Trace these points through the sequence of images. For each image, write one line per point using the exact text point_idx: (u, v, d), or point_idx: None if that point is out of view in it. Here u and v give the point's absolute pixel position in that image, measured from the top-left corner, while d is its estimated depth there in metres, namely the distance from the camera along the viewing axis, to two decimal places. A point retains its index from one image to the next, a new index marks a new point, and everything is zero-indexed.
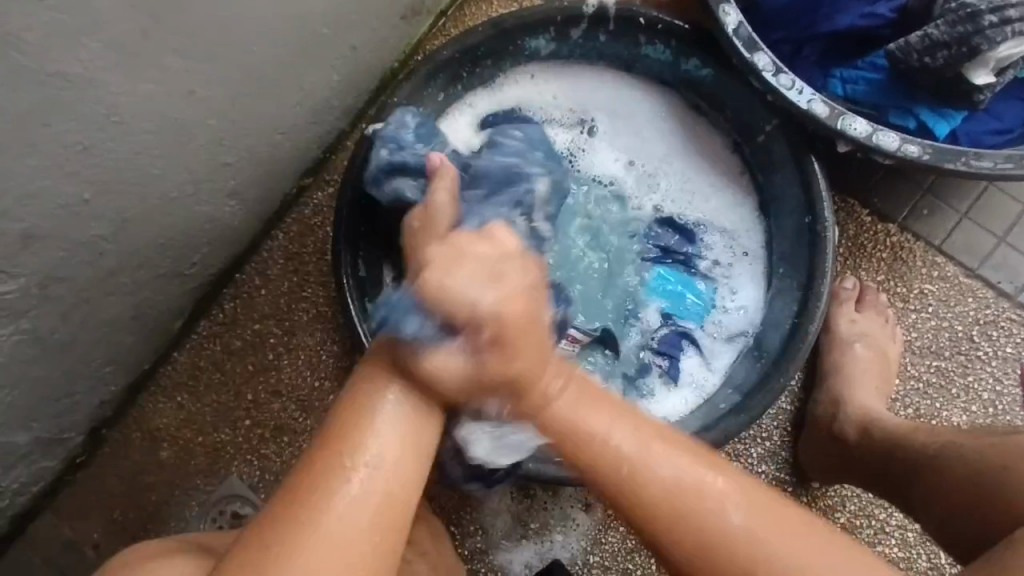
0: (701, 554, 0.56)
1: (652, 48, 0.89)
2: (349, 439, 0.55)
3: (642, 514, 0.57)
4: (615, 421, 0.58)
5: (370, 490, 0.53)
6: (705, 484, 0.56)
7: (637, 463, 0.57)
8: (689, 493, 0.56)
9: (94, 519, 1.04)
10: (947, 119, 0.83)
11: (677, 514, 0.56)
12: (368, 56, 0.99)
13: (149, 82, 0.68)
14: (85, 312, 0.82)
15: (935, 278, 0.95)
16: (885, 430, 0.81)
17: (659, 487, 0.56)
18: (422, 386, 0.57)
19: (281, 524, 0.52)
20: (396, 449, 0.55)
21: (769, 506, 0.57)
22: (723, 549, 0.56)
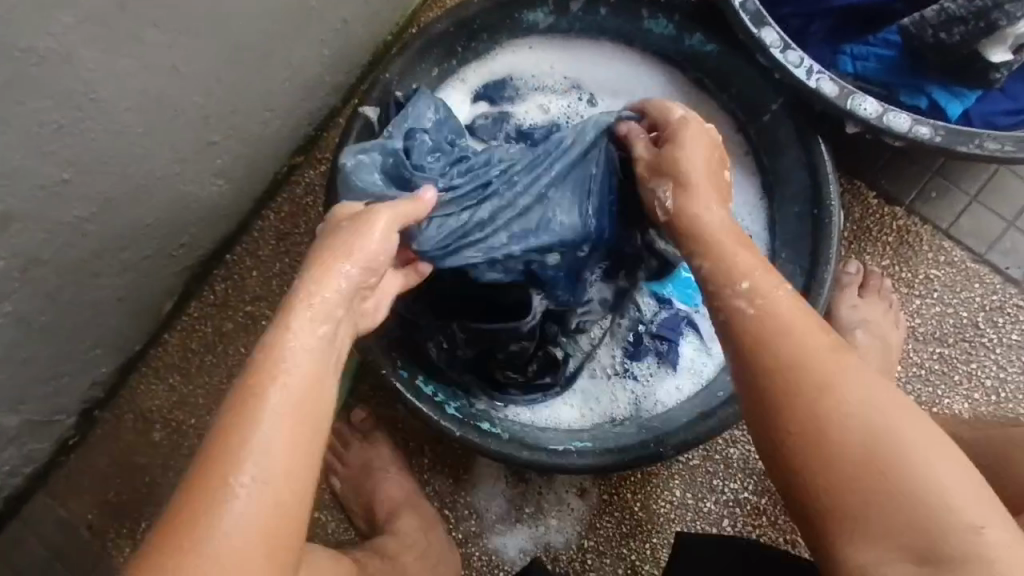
0: (815, 427, 0.51)
1: (655, 23, 0.86)
2: (226, 456, 0.48)
3: (771, 380, 0.54)
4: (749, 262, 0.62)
5: (278, 456, 0.49)
6: (836, 374, 0.53)
7: (781, 333, 0.56)
8: (833, 372, 0.53)
9: (88, 500, 1.04)
10: (959, 99, 0.80)
11: (810, 406, 0.52)
12: (360, 29, 0.95)
13: (127, 58, 0.65)
14: (70, 295, 0.80)
15: (941, 263, 0.92)
16: None
17: (820, 377, 0.53)
18: (303, 396, 0.51)
19: (166, 549, 0.47)
20: (278, 471, 0.49)
21: (897, 405, 0.51)
22: (834, 429, 0.51)
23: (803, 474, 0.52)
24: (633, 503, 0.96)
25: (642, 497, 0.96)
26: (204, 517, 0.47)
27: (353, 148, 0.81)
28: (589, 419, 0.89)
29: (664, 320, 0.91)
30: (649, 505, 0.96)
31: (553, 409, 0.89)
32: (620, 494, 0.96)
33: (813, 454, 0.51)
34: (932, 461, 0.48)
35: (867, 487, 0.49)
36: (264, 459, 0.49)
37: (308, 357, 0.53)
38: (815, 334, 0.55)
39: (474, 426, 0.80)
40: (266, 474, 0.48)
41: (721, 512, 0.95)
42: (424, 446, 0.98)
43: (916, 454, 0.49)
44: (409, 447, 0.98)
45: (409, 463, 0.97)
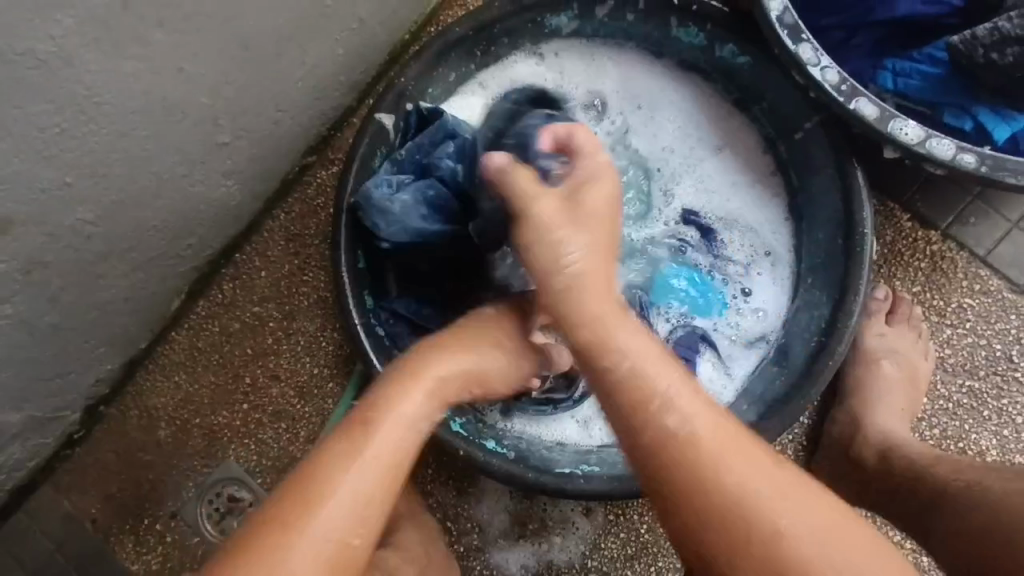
0: (743, 542, 0.52)
1: (684, 30, 0.82)
2: (313, 499, 0.55)
3: (695, 506, 0.53)
4: (662, 369, 0.57)
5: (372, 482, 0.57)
6: (744, 475, 0.53)
7: (702, 448, 0.54)
8: (753, 485, 0.53)
9: (92, 495, 1.04)
10: (1008, 122, 0.74)
11: (739, 530, 0.52)
12: (377, 28, 0.92)
13: (131, 60, 0.62)
14: (74, 296, 0.78)
15: (976, 292, 0.88)
16: (904, 459, 0.78)
17: (745, 497, 0.52)
18: (395, 455, 0.59)
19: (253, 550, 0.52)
20: (355, 523, 0.55)
21: (825, 503, 0.53)
22: (741, 516, 0.52)
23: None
24: (639, 525, 0.94)
25: (649, 519, 0.94)
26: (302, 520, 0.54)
27: (366, 152, 0.78)
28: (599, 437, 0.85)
29: (681, 337, 0.84)
30: (656, 527, 0.94)
31: (562, 426, 0.86)
32: (626, 515, 0.94)
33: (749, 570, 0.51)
34: (864, 559, 0.51)
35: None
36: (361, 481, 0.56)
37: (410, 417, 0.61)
38: (735, 439, 0.55)
39: (478, 445, 0.78)
40: (358, 494, 0.56)
41: None
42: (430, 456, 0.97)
43: (848, 555, 0.51)
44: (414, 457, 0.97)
45: (415, 473, 0.96)
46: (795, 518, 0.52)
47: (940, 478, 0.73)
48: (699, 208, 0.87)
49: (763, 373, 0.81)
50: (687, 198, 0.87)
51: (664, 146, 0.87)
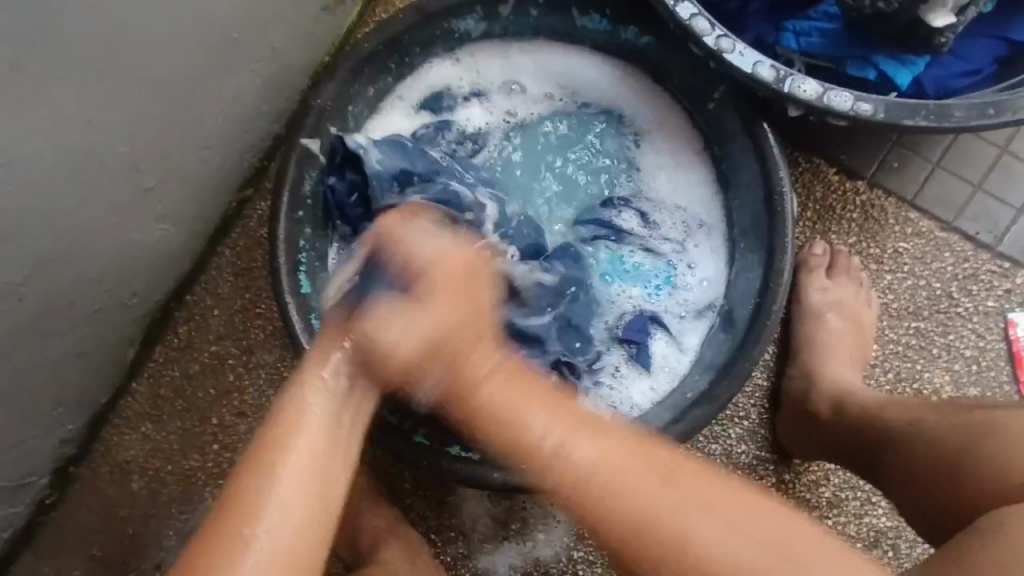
0: (657, 537, 0.53)
1: (589, 18, 0.84)
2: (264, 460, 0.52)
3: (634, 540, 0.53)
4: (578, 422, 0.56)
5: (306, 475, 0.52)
6: (662, 493, 0.53)
7: (637, 498, 0.53)
8: (670, 495, 0.53)
9: (72, 557, 1.03)
10: (909, 67, 0.77)
11: (652, 528, 0.53)
12: (293, 55, 0.93)
13: (33, 117, 0.63)
14: (18, 359, 0.78)
15: (909, 235, 0.89)
16: (858, 406, 0.78)
17: (667, 503, 0.53)
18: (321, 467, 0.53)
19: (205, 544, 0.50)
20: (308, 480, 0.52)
21: (739, 499, 0.54)
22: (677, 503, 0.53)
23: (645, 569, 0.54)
24: None
25: None
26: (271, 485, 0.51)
27: (294, 177, 0.80)
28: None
29: (627, 321, 0.86)
30: None
31: None
32: None
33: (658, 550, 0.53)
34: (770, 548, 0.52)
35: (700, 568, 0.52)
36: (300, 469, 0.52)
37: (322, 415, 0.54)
38: (667, 463, 0.54)
39: (445, 452, 0.80)
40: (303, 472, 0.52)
41: None
42: (404, 471, 0.97)
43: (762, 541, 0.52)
44: (389, 473, 0.97)
45: (390, 490, 0.96)
46: (696, 522, 0.52)
47: (889, 419, 0.74)
48: (632, 192, 0.88)
49: (711, 340, 0.82)
50: (621, 183, 0.88)
51: (589, 135, 0.89)
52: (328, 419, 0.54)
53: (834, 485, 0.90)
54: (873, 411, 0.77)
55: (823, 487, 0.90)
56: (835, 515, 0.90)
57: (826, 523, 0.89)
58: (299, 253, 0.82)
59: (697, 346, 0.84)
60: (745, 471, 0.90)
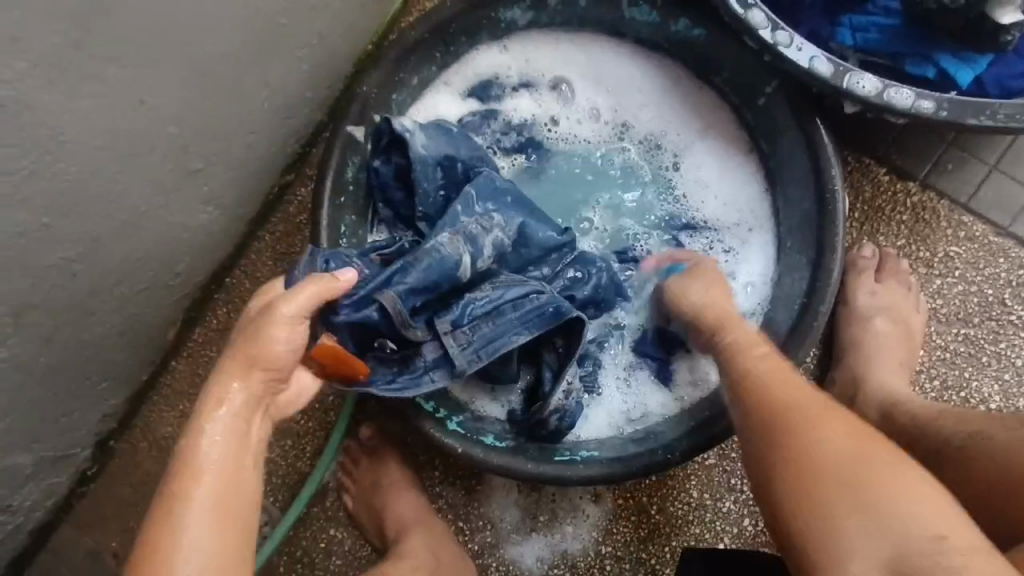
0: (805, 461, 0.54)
1: (637, 10, 0.82)
2: (173, 499, 0.52)
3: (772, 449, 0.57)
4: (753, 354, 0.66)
5: (224, 502, 0.53)
6: (815, 426, 0.56)
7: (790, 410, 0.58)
8: (822, 416, 0.57)
9: (110, 528, 1.06)
10: (971, 65, 0.74)
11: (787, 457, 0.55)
12: (337, 42, 0.93)
13: (90, 97, 0.64)
14: (66, 335, 0.80)
15: (962, 239, 0.87)
16: (908, 412, 0.74)
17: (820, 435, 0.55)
18: (223, 509, 0.52)
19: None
20: (225, 508, 0.52)
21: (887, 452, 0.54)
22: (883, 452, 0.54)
23: (779, 496, 0.55)
24: (649, 507, 0.94)
25: (658, 499, 0.94)
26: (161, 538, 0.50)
27: (338, 163, 0.80)
28: (623, 400, 0.85)
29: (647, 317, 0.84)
30: (665, 507, 0.94)
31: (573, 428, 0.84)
32: (635, 498, 0.94)
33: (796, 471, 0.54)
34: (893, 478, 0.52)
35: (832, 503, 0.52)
36: (176, 514, 0.51)
37: (219, 452, 0.54)
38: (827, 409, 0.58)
39: (477, 440, 0.79)
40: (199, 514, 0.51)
41: (741, 511, 0.93)
42: (435, 458, 0.97)
43: (888, 478, 0.52)
44: (419, 460, 0.98)
45: (420, 477, 0.97)
46: (834, 460, 0.53)
47: (944, 430, 0.69)
48: (685, 200, 0.87)
49: None
50: (663, 179, 0.87)
51: (634, 129, 0.88)
52: (226, 460, 0.54)
53: None
54: (923, 420, 0.72)
55: None
56: None
57: None
58: (340, 237, 0.82)
59: None
60: None
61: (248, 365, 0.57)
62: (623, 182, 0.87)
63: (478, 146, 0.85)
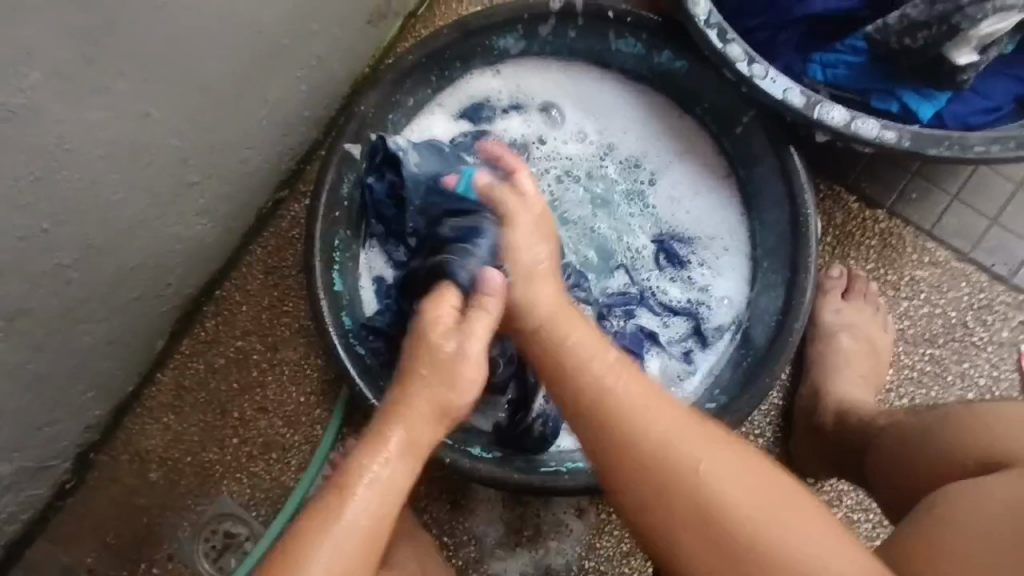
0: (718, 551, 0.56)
1: (623, 42, 0.87)
2: (345, 494, 0.58)
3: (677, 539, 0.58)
4: (582, 330, 0.67)
5: (381, 523, 0.58)
6: (705, 454, 0.59)
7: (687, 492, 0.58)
8: (714, 489, 0.57)
9: (86, 544, 1.04)
10: (931, 101, 0.80)
11: (653, 448, 0.60)
12: (335, 64, 0.96)
13: (97, 108, 0.66)
14: (56, 342, 0.80)
15: (926, 264, 0.92)
16: (858, 417, 0.81)
17: (648, 431, 0.60)
18: (378, 519, 0.58)
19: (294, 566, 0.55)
20: (378, 522, 0.58)
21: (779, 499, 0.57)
22: (768, 506, 0.57)
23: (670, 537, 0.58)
24: None
25: None
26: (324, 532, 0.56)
27: (333, 180, 0.83)
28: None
29: (630, 333, 0.87)
30: None
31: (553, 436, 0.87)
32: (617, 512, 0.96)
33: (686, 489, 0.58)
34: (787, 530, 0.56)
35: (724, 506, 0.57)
36: (339, 521, 0.57)
37: (389, 471, 0.60)
38: (648, 395, 0.62)
39: (465, 451, 0.81)
40: (361, 525, 0.57)
41: None
42: (419, 472, 0.98)
43: (781, 517, 0.56)
44: None
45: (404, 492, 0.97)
46: (718, 473, 0.58)
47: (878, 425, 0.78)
48: (663, 213, 0.90)
49: (731, 359, 0.84)
50: (645, 201, 0.91)
51: (618, 153, 0.92)
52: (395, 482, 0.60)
53: (846, 507, 0.91)
54: (869, 419, 0.79)
55: (836, 508, 0.91)
56: (847, 536, 0.90)
57: None
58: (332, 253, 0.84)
59: (717, 361, 0.86)
60: None
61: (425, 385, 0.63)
62: (608, 202, 0.91)
63: (468, 163, 0.87)
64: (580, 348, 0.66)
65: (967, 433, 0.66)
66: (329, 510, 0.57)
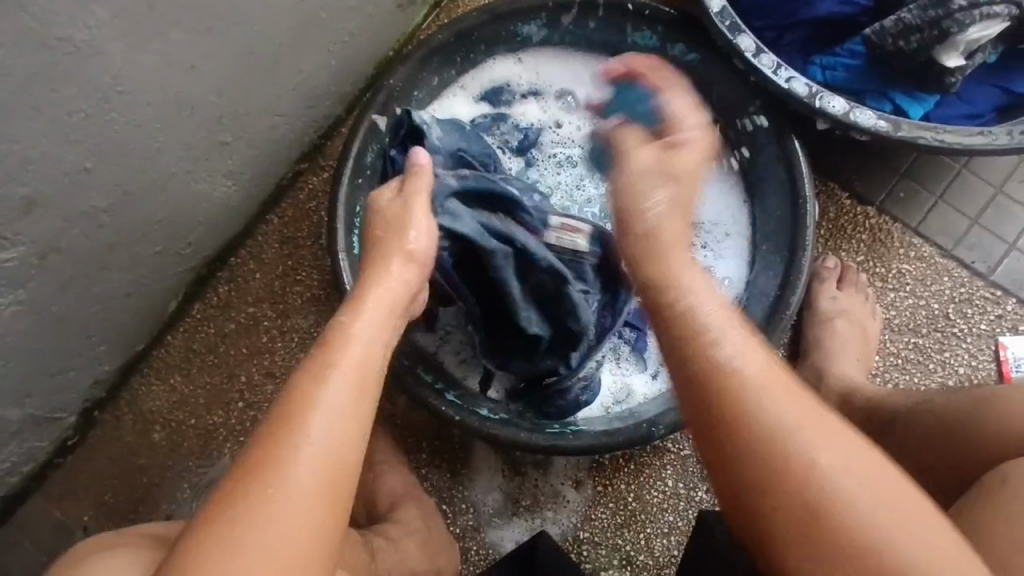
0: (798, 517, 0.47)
1: (640, 35, 0.92)
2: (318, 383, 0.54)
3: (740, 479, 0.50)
4: (681, 261, 0.61)
5: (357, 416, 0.54)
6: (820, 448, 0.48)
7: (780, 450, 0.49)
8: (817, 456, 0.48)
9: (84, 502, 1.04)
10: (920, 102, 0.87)
11: (764, 436, 0.49)
12: (364, 43, 1.01)
13: (151, 55, 0.69)
14: (81, 286, 0.82)
15: (912, 258, 0.98)
16: (866, 397, 0.82)
17: (763, 412, 0.50)
18: (361, 405, 0.55)
19: (262, 472, 0.50)
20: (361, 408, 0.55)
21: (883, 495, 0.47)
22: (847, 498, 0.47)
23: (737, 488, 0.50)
24: (627, 494, 0.99)
25: (635, 487, 0.99)
26: (300, 422, 0.52)
27: (357, 155, 0.87)
28: (613, 383, 0.91)
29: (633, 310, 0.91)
30: (642, 495, 0.99)
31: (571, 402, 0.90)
32: (614, 485, 0.99)
33: (791, 494, 0.48)
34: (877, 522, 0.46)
35: (834, 503, 0.47)
36: (333, 413, 0.53)
37: (368, 349, 0.58)
38: (778, 376, 0.52)
39: (472, 411, 0.84)
40: (340, 419, 0.53)
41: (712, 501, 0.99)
42: (423, 441, 1.01)
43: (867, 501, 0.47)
44: (408, 443, 1.01)
45: (408, 459, 0.99)
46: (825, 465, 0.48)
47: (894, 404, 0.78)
48: None
49: None
50: None
51: None
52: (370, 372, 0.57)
53: None
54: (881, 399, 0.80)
55: None
56: None
57: None
58: (355, 216, 0.88)
59: None
60: None
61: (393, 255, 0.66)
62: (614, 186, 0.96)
63: (486, 141, 0.92)
64: (698, 316, 0.55)
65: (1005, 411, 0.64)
66: (304, 395, 0.54)
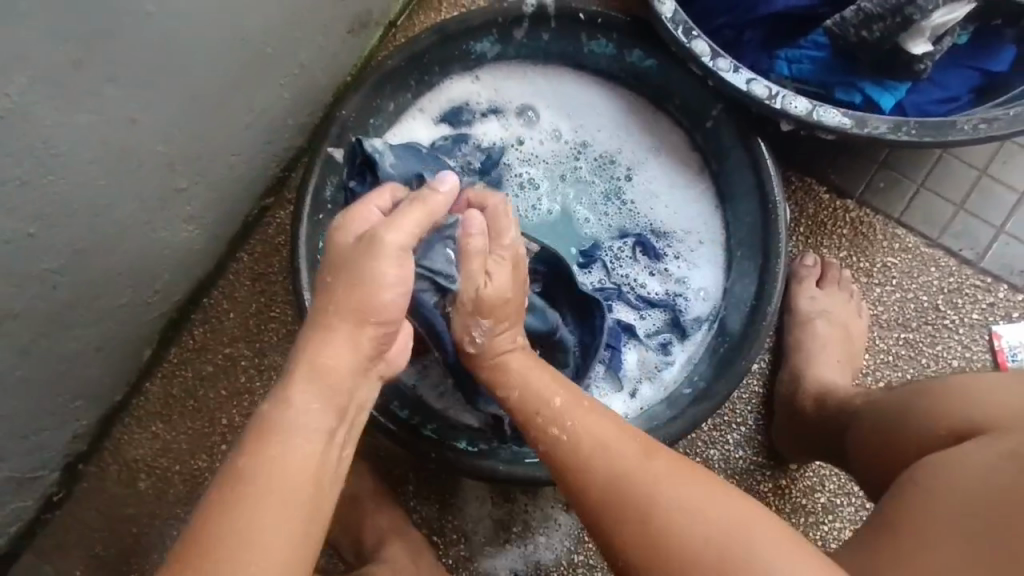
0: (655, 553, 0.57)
1: (596, 43, 0.90)
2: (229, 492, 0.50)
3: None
4: (537, 376, 0.70)
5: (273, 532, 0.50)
6: (661, 490, 0.59)
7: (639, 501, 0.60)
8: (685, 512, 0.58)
9: (76, 557, 1.03)
10: (891, 92, 0.83)
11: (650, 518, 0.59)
12: (318, 72, 0.99)
13: (85, 112, 0.67)
14: (44, 348, 0.81)
15: (896, 250, 0.95)
16: (835, 399, 0.82)
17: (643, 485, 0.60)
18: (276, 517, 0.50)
19: None
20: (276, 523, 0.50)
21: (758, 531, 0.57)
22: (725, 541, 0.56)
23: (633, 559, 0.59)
24: None
25: None
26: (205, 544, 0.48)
27: (314, 190, 0.84)
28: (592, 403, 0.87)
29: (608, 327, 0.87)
30: None
31: None
32: None
33: (638, 530, 0.59)
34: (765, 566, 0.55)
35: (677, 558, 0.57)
36: (242, 526, 0.49)
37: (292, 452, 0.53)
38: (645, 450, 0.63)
39: (449, 445, 0.82)
40: (251, 532, 0.49)
41: None
42: (408, 472, 0.99)
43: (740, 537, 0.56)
44: (393, 475, 0.99)
45: (394, 492, 0.97)
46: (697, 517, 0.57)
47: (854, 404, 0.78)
48: (643, 208, 0.93)
49: (709, 348, 0.86)
50: (622, 199, 0.93)
51: (592, 150, 0.94)
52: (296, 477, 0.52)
53: (829, 491, 0.92)
54: (845, 399, 0.81)
55: (819, 492, 0.92)
56: (830, 520, 0.91)
57: (822, 529, 0.91)
58: (317, 254, 0.86)
59: (697, 351, 0.88)
60: (742, 476, 0.92)
61: (352, 318, 0.58)
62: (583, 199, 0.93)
63: (445, 164, 0.89)
64: (546, 391, 0.69)
65: (936, 404, 0.65)
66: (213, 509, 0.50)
